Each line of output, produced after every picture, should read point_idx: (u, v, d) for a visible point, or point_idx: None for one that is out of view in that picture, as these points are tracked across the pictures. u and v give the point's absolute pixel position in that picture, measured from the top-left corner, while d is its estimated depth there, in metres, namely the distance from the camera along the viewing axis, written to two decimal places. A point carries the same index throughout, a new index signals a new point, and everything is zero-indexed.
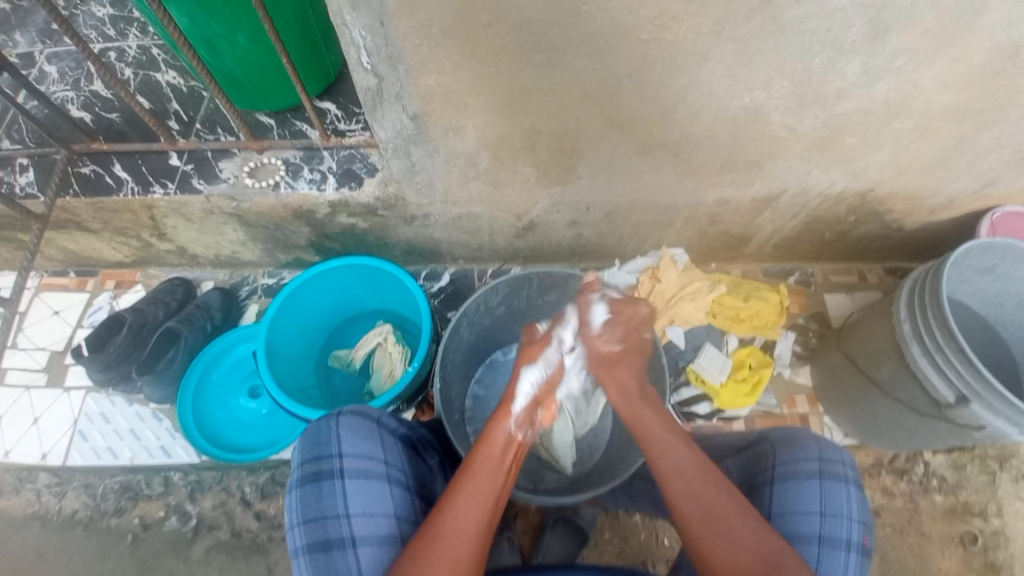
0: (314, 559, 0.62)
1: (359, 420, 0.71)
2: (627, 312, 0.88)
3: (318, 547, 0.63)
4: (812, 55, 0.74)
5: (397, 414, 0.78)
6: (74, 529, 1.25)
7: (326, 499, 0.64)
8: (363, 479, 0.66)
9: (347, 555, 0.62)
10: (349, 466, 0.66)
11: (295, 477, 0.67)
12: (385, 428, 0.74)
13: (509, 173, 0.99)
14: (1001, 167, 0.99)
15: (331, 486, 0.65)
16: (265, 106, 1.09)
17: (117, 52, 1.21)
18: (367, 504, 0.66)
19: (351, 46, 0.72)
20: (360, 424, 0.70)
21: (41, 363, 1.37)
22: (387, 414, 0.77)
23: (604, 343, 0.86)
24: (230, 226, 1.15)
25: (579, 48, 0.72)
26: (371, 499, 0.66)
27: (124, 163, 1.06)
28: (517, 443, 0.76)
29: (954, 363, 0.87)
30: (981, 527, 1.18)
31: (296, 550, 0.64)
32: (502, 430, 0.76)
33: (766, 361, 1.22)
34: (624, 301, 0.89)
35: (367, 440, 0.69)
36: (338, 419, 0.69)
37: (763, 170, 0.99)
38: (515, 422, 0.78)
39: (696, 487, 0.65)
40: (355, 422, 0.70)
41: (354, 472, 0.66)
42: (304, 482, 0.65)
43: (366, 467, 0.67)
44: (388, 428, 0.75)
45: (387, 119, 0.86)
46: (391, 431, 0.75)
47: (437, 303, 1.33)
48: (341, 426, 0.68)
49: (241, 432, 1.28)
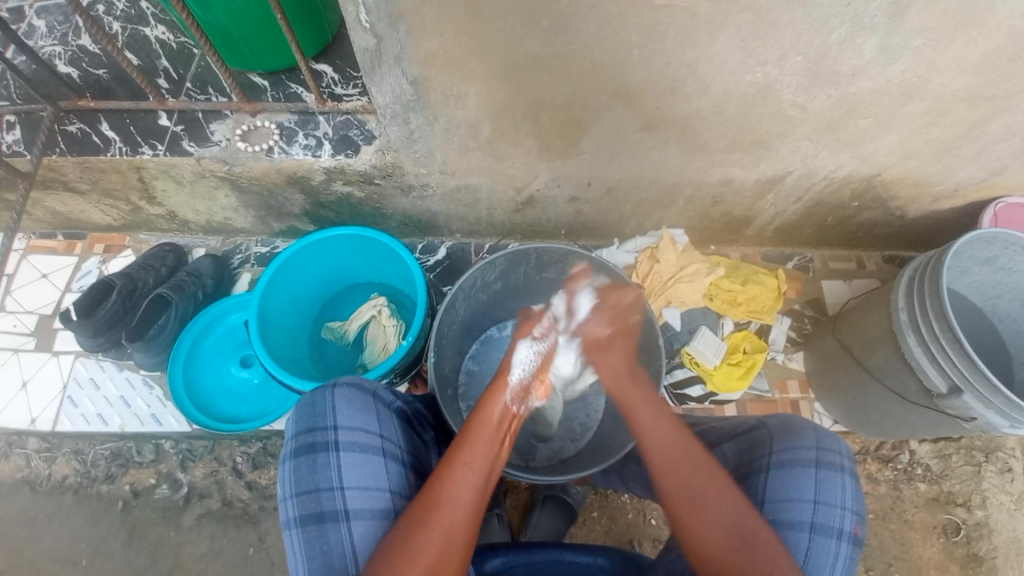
0: (307, 531, 0.62)
1: (355, 392, 0.69)
2: (614, 299, 0.88)
3: (311, 519, 0.62)
4: (829, 30, 0.72)
5: (393, 387, 0.77)
6: (64, 494, 1.24)
7: (320, 471, 0.63)
8: (358, 452, 0.65)
9: (340, 528, 0.62)
10: (344, 439, 0.65)
11: (289, 448, 0.66)
12: (380, 401, 0.73)
13: (511, 145, 0.96)
14: (1009, 156, 0.98)
15: (326, 458, 0.64)
16: (259, 67, 1.05)
17: (106, 6, 1.17)
18: (361, 477, 0.65)
19: (350, 2, 0.69)
20: (356, 397, 0.69)
21: (30, 327, 1.35)
22: (383, 388, 0.76)
23: (589, 327, 0.85)
24: (222, 191, 1.12)
25: (589, 13, 0.70)
26: (366, 473, 0.65)
27: (112, 122, 1.02)
28: (512, 415, 0.75)
29: (950, 354, 0.87)
30: (964, 517, 1.20)
31: (288, 522, 0.63)
32: (498, 401, 0.75)
33: (761, 346, 1.21)
34: (609, 290, 0.89)
35: (362, 413, 0.68)
36: (333, 391, 0.68)
37: (769, 150, 0.97)
38: (510, 395, 0.76)
39: (680, 468, 0.66)
40: (351, 394, 0.68)
41: (349, 445, 0.65)
42: (298, 453, 0.64)
43: (361, 440, 0.66)
44: (384, 402, 0.74)
45: (386, 83, 0.83)
46: (387, 405, 0.74)
47: (432, 277, 1.31)
48: (337, 397, 0.67)
49: (233, 402, 1.26)
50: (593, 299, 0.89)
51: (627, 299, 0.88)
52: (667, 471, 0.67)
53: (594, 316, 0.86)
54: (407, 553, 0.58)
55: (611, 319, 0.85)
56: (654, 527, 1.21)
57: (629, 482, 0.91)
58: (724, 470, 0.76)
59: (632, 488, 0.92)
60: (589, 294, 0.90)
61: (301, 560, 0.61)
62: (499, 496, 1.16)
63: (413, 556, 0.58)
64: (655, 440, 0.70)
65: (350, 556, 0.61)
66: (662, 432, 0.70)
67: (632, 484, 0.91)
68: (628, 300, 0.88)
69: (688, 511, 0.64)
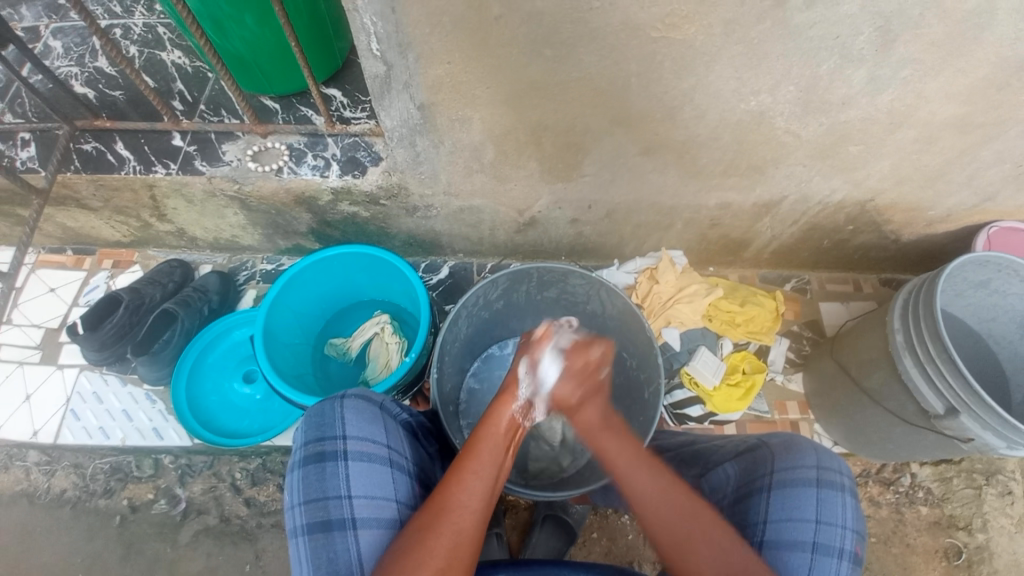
0: (314, 539, 0.63)
1: (364, 403, 0.71)
2: (580, 361, 0.82)
3: (319, 527, 0.63)
4: (820, 61, 0.75)
5: (400, 400, 0.78)
6: (62, 508, 1.25)
7: (329, 479, 0.64)
8: (366, 462, 0.66)
9: (347, 536, 0.63)
10: (353, 449, 0.66)
11: (298, 456, 0.67)
12: (388, 413, 0.74)
13: (513, 167, 0.99)
14: (1000, 182, 1.01)
15: (335, 467, 0.65)
16: (271, 91, 1.09)
17: (123, 29, 1.21)
18: (369, 486, 0.66)
19: (361, 32, 0.72)
20: (365, 408, 0.70)
21: (35, 340, 1.36)
22: (390, 400, 0.77)
23: (558, 390, 0.80)
24: (231, 209, 1.15)
25: (590, 44, 0.73)
26: (374, 482, 0.66)
27: (126, 142, 1.06)
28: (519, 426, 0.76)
29: (945, 374, 0.88)
30: (965, 541, 1.19)
31: (295, 530, 0.64)
32: (506, 413, 0.75)
33: (760, 367, 1.22)
34: (573, 349, 0.83)
35: (371, 423, 0.69)
36: (343, 402, 0.69)
37: (765, 175, 1.00)
38: (519, 406, 0.76)
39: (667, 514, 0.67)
40: (360, 405, 0.70)
41: (357, 454, 0.66)
42: (307, 462, 0.66)
43: (370, 449, 0.67)
44: (391, 414, 0.75)
45: (394, 108, 0.86)
46: (394, 417, 0.75)
47: (435, 296, 1.33)
48: (346, 408, 0.68)
49: (235, 417, 1.27)
50: (560, 362, 0.81)
51: (595, 358, 0.82)
52: (656, 520, 0.67)
53: (560, 384, 0.80)
54: (417, 558, 0.59)
55: (580, 380, 0.80)
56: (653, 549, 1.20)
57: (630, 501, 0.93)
58: (726, 489, 0.77)
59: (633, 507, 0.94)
60: (555, 357, 0.82)
61: (309, 568, 0.62)
62: (497, 514, 1.17)
63: (424, 560, 0.59)
64: (643, 486, 0.70)
65: (356, 565, 0.62)
66: (643, 482, 0.70)
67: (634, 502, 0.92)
68: (596, 358, 0.82)
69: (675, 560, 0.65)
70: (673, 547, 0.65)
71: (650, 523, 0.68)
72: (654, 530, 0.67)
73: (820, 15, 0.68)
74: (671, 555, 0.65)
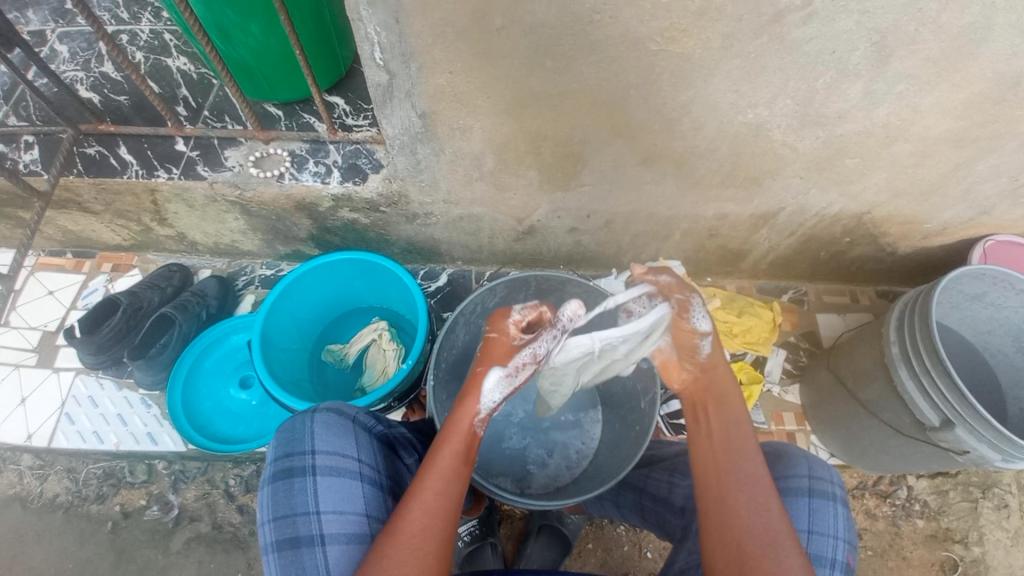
0: (284, 555, 0.64)
1: (335, 416, 0.71)
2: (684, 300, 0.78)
3: (287, 543, 0.64)
4: (816, 76, 0.76)
5: (375, 411, 0.78)
6: (55, 512, 1.24)
7: (296, 496, 0.65)
8: (335, 476, 0.67)
9: (315, 552, 0.63)
10: (322, 464, 0.66)
11: (268, 473, 0.68)
12: (361, 426, 0.74)
13: (513, 176, 1.00)
14: (996, 196, 1.02)
15: (303, 483, 0.65)
16: (274, 98, 1.10)
17: (129, 35, 1.22)
18: (337, 501, 0.66)
19: (365, 41, 0.73)
20: (335, 421, 0.70)
21: (33, 343, 1.36)
22: (364, 412, 0.77)
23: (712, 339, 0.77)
24: (231, 215, 1.15)
25: (590, 55, 0.74)
26: (342, 497, 0.66)
27: (129, 146, 1.06)
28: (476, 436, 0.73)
29: (941, 387, 0.89)
30: (961, 554, 1.19)
31: (267, 546, 0.65)
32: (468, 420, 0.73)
33: (757, 378, 1.24)
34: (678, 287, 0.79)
35: (341, 437, 0.69)
36: (313, 416, 0.70)
37: (762, 187, 1.01)
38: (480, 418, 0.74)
39: (766, 508, 0.63)
40: (330, 419, 0.70)
41: (326, 469, 0.67)
42: (276, 478, 0.66)
43: (339, 464, 0.68)
44: (365, 426, 0.74)
45: (396, 116, 0.87)
46: (367, 428, 0.75)
47: (433, 303, 1.34)
48: (316, 423, 0.69)
49: (230, 422, 1.27)
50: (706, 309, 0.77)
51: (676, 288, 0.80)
52: (753, 510, 0.63)
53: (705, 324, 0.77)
54: None
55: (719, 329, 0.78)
56: (648, 560, 1.20)
57: (624, 510, 0.94)
58: None
59: (627, 516, 0.94)
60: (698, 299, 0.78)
61: None
62: (491, 523, 1.17)
63: None
64: (753, 470, 0.66)
65: None
66: (758, 465, 0.67)
67: (628, 511, 0.93)
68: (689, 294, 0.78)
69: (758, 554, 0.60)
70: (760, 542, 0.61)
71: (746, 510, 0.63)
72: (746, 516, 0.63)
73: (817, 30, 0.69)
74: (759, 549, 0.60)
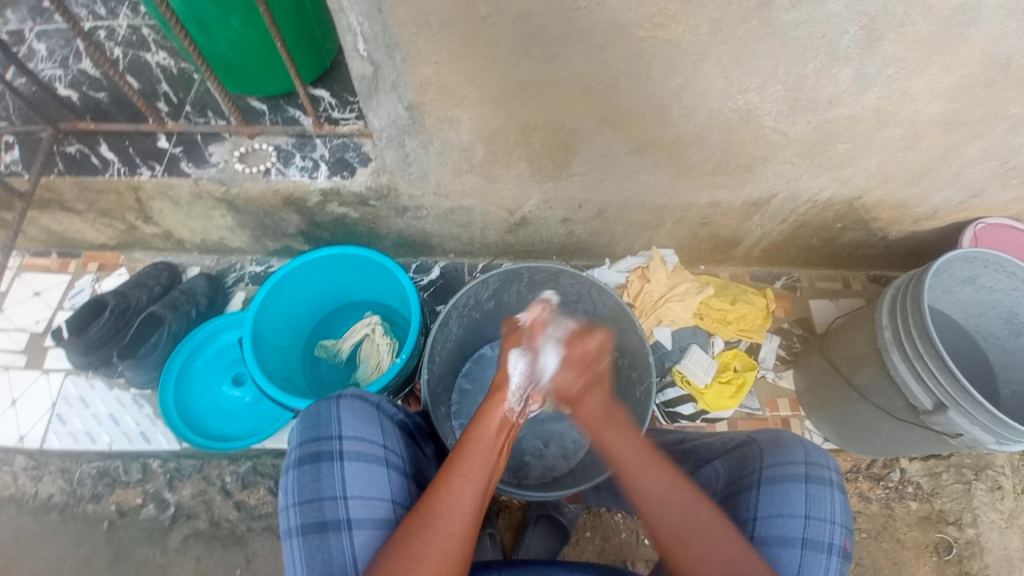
0: (309, 540, 0.62)
1: (360, 403, 0.70)
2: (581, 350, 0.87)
3: (313, 528, 0.62)
4: (807, 60, 0.75)
5: (397, 401, 0.77)
6: (50, 515, 1.23)
7: (324, 480, 0.64)
8: (361, 461, 0.66)
9: (341, 537, 0.62)
10: (349, 449, 0.66)
11: (293, 457, 0.66)
12: (384, 413, 0.74)
13: (503, 168, 0.99)
14: (986, 179, 1.02)
15: (330, 467, 0.64)
16: (257, 92, 1.08)
17: (107, 31, 1.19)
18: (364, 487, 0.65)
19: (348, 32, 0.72)
20: (361, 407, 0.70)
21: (21, 346, 1.34)
22: (387, 400, 0.77)
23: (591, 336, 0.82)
24: (218, 211, 1.14)
25: (578, 44, 0.73)
26: (369, 482, 0.66)
27: (111, 143, 1.04)
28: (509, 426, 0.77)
29: (934, 371, 0.89)
30: (955, 535, 1.21)
31: (289, 531, 0.64)
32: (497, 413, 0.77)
33: (751, 365, 1.21)
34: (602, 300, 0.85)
35: (367, 423, 0.69)
36: (339, 402, 0.69)
37: (754, 174, 1.00)
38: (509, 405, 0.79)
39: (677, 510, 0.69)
40: (356, 405, 0.70)
41: (353, 454, 0.66)
42: (302, 462, 0.65)
43: (366, 450, 0.67)
44: (388, 414, 0.74)
45: (381, 108, 0.85)
46: (390, 417, 0.75)
47: (426, 296, 1.33)
48: (342, 408, 0.68)
49: (224, 420, 1.26)
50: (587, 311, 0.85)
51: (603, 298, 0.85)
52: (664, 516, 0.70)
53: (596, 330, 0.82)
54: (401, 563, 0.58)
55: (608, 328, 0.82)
56: (647, 547, 1.20)
57: (621, 500, 0.94)
58: (717, 486, 0.78)
59: (625, 506, 0.94)
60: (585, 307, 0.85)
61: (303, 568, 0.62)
62: (490, 515, 1.16)
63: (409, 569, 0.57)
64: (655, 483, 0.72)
65: (351, 566, 0.61)
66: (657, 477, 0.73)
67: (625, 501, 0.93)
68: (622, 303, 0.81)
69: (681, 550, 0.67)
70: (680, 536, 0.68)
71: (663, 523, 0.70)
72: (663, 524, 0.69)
73: (806, 14, 0.68)
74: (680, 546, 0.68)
